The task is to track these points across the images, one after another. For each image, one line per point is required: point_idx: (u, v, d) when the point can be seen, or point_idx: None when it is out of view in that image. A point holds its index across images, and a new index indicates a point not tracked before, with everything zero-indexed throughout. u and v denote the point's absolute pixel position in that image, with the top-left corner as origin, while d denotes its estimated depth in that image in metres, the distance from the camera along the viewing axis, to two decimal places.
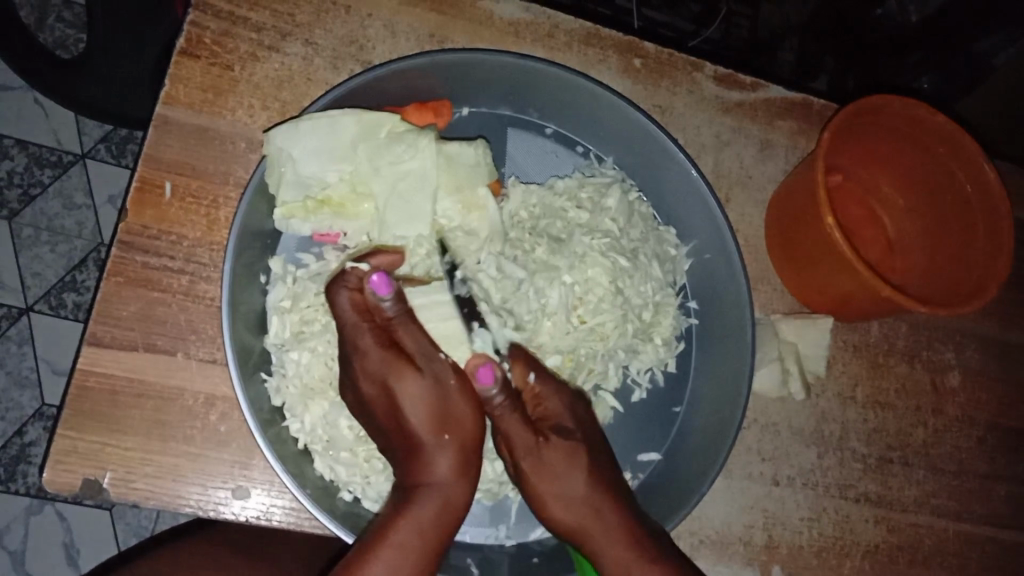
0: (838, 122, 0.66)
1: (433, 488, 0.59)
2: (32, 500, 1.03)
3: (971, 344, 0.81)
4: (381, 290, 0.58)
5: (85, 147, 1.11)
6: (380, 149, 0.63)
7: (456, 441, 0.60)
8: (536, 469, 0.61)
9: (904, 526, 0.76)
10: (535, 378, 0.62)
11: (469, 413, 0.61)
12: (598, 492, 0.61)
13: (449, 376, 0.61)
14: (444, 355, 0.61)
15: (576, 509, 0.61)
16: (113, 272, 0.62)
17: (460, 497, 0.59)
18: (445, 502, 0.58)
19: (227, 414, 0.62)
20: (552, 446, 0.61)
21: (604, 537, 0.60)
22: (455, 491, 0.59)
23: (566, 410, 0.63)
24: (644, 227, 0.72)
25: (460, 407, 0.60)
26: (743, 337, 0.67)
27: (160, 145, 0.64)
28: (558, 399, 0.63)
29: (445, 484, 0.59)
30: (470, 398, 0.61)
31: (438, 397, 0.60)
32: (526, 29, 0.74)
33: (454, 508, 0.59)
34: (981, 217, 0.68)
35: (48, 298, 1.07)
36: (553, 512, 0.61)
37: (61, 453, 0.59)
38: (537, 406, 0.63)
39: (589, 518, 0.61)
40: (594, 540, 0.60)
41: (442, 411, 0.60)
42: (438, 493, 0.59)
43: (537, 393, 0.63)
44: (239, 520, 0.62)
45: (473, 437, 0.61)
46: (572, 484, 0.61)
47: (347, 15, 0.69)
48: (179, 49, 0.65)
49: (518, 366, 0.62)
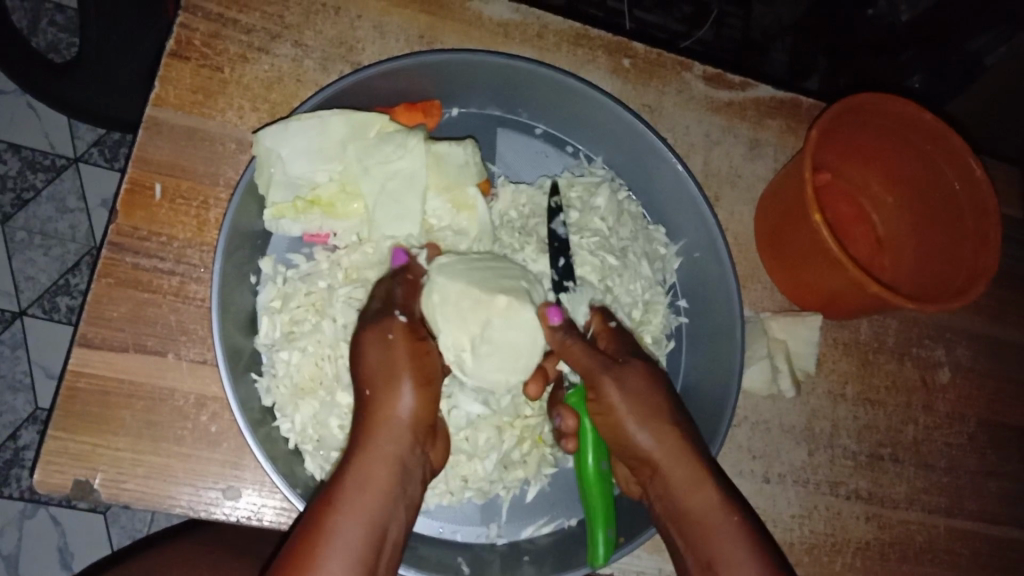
0: (827, 120, 0.66)
1: (356, 466, 0.55)
2: (26, 503, 1.03)
3: (961, 342, 0.82)
4: (398, 260, 0.64)
5: (78, 151, 1.11)
6: (369, 150, 0.63)
7: (383, 413, 0.57)
8: (617, 388, 0.59)
9: (895, 522, 0.76)
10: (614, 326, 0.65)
11: (400, 382, 0.57)
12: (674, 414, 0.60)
13: (392, 331, 0.58)
14: (400, 315, 0.59)
15: (659, 428, 0.59)
16: (103, 274, 0.62)
17: (388, 474, 0.55)
18: (369, 479, 0.55)
19: (217, 414, 0.62)
20: (632, 368, 0.61)
21: (680, 460, 0.58)
22: (381, 463, 0.55)
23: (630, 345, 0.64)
24: (633, 226, 0.72)
25: (392, 372, 0.57)
26: (733, 337, 0.67)
27: (151, 147, 0.64)
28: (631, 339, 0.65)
29: (369, 460, 0.55)
30: (409, 359, 0.58)
31: (367, 358, 0.58)
32: (515, 30, 0.74)
33: (382, 487, 0.55)
34: (970, 215, 0.68)
35: (41, 302, 1.07)
36: (636, 427, 0.59)
37: (52, 454, 0.59)
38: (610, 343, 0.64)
39: (669, 435, 0.59)
40: (670, 461, 0.59)
41: (370, 376, 0.57)
42: (359, 469, 0.55)
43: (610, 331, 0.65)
44: (230, 520, 0.62)
45: (404, 409, 0.57)
46: (653, 402, 0.60)
47: (337, 17, 0.70)
48: (169, 50, 0.66)
49: (598, 316, 0.66)
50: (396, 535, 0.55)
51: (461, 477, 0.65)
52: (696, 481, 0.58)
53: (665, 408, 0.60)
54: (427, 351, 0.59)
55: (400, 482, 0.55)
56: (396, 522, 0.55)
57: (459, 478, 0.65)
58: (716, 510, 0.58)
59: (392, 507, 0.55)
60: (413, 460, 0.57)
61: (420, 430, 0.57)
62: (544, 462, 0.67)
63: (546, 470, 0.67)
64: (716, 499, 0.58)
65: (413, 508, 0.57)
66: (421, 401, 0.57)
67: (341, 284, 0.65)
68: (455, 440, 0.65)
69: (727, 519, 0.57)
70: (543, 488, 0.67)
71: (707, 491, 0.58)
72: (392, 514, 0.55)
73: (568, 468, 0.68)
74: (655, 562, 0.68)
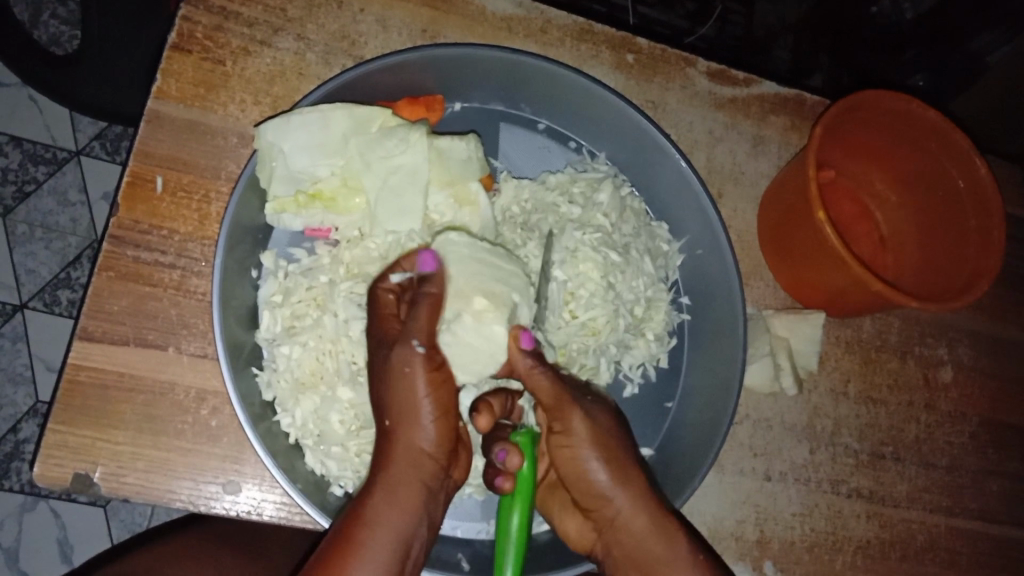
0: (831, 117, 0.66)
1: (378, 495, 0.54)
2: (26, 497, 1.02)
3: (963, 340, 0.82)
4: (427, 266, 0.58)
5: (80, 144, 1.11)
6: (371, 144, 0.63)
7: (406, 442, 0.55)
8: (583, 422, 0.58)
9: (896, 521, 0.76)
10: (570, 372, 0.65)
11: (423, 413, 0.55)
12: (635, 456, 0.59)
13: (412, 364, 0.54)
14: (420, 346, 0.54)
15: (622, 468, 0.58)
16: (105, 267, 0.61)
17: (411, 503, 0.54)
18: (391, 509, 0.53)
19: (218, 409, 0.62)
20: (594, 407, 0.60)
21: (642, 504, 0.58)
22: (404, 484, 0.54)
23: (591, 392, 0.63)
24: (636, 222, 0.72)
25: (415, 403, 0.55)
26: (736, 333, 0.67)
27: (152, 140, 0.64)
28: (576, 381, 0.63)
29: (390, 490, 0.54)
30: (431, 391, 0.55)
31: (392, 387, 0.55)
32: (519, 25, 0.74)
33: (404, 513, 0.54)
34: (974, 213, 0.68)
35: (42, 295, 1.07)
36: (597, 467, 0.58)
37: (52, 447, 0.59)
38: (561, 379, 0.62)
39: (633, 476, 0.58)
40: (631, 504, 0.57)
41: (393, 407, 0.55)
42: (381, 499, 0.54)
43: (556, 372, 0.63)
44: (230, 515, 0.62)
45: (428, 438, 0.55)
46: (618, 443, 0.59)
47: (340, 11, 0.70)
48: (171, 43, 0.65)
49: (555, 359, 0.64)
50: (418, 558, 0.55)
51: None
52: (658, 524, 0.57)
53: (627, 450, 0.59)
54: (440, 382, 0.56)
55: (422, 510, 0.54)
56: (418, 542, 0.54)
57: None
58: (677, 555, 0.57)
59: (415, 535, 0.54)
60: (436, 485, 0.56)
61: (444, 456, 0.56)
62: None
63: None
64: (684, 546, 0.58)
65: (434, 529, 0.56)
66: (445, 429, 0.55)
67: (342, 279, 0.65)
68: None
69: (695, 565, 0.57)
70: None
71: (671, 535, 0.57)
72: (416, 541, 0.54)
73: None
74: None
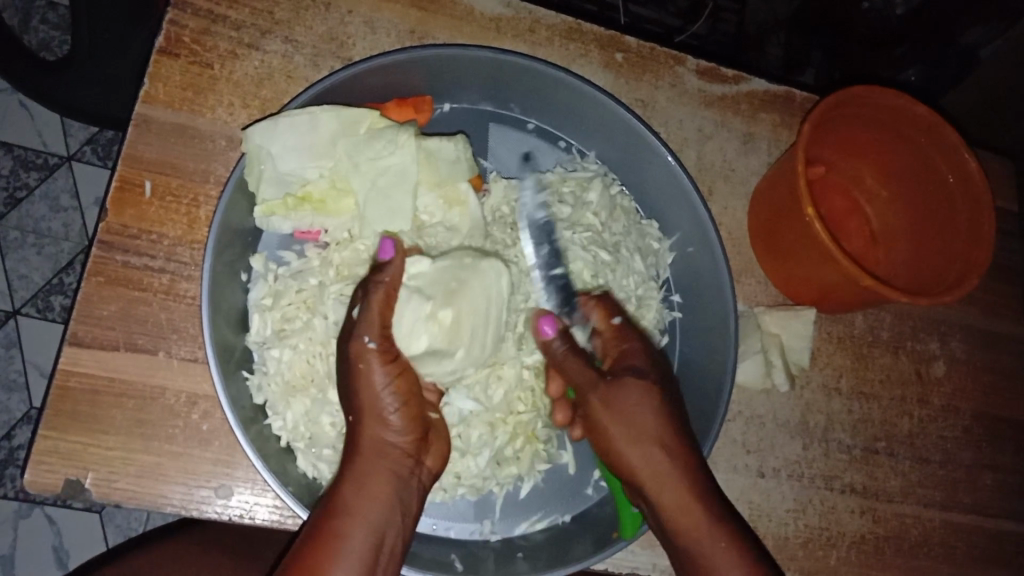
0: (820, 114, 0.66)
1: (349, 485, 0.55)
2: (20, 503, 1.02)
3: (956, 335, 0.82)
4: (385, 255, 0.60)
5: (71, 149, 1.11)
6: (359, 146, 0.62)
7: (372, 433, 0.56)
8: (607, 408, 0.61)
9: (890, 516, 0.76)
10: (618, 321, 0.65)
11: (386, 403, 0.56)
12: (667, 434, 0.60)
13: (366, 358, 0.55)
14: (370, 339, 0.56)
15: (643, 446, 0.60)
16: (94, 272, 0.61)
17: (381, 490, 0.55)
18: (363, 498, 0.55)
19: (209, 412, 0.62)
20: (627, 383, 0.61)
21: (663, 483, 0.59)
22: (374, 473, 0.56)
23: (640, 353, 0.63)
24: (626, 221, 0.72)
25: (376, 394, 0.56)
26: (727, 332, 0.67)
27: (140, 144, 0.64)
28: (639, 343, 0.64)
29: (360, 479, 0.55)
30: (391, 381, 0.56)
31: (354, 381, 0.56)
32: (507, 25, 0.74)
33: (376, 501, 0.55)
34: (964, 208, 0.68)
35: (35, 301, 1.07)
36: (621, 448, 0.60)
37: (43, 454, 0.59)
38: (616, 348, 0.64)
39: (655, 453, 0.60)
40: (653, 482, 0.59)
41: (355, 401, 0.56)
42: (353, 488, 0.55)
43: (619, 332, 0.64)
44: (222, 518, 0.62)
45: (392, 429, 0.57)
46: (642, 422, 0.60)
47: (327, 13, 0.69)
48: (158, 47, 0.65)
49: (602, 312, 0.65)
50: (395, 546, 0.56)
51: (453, 474, 0.65)
52: (678, 502, 0.59)
53: (655, 429, 0.60)
54: (402, 372, 0.57)
55: (395, 498, 0.56)
56: (394, 529, 0.56)
57: (453, 475, 0.65)
58: (706, 532, 0.58)
59: (389, 521, 0.55)
60: (407, 474, 0.57)
61: (412, 446, 0.57)
62: (537, 457, 0.67)
63: (539, 466, 0.67)
64: (708, 523, 0.58)
65: (411, 518, 0.57)
66: (408, 419, 0.57)
67: (332, 281, 0.65)
68: None
69: (712, 543, 0.58)
70: (537, 484, 0.67)
71: (692, 513, 0.59)
72: (390, 528, 0.55)
73: (560, 464, 0.68)
74: (649, 558, 0.68)
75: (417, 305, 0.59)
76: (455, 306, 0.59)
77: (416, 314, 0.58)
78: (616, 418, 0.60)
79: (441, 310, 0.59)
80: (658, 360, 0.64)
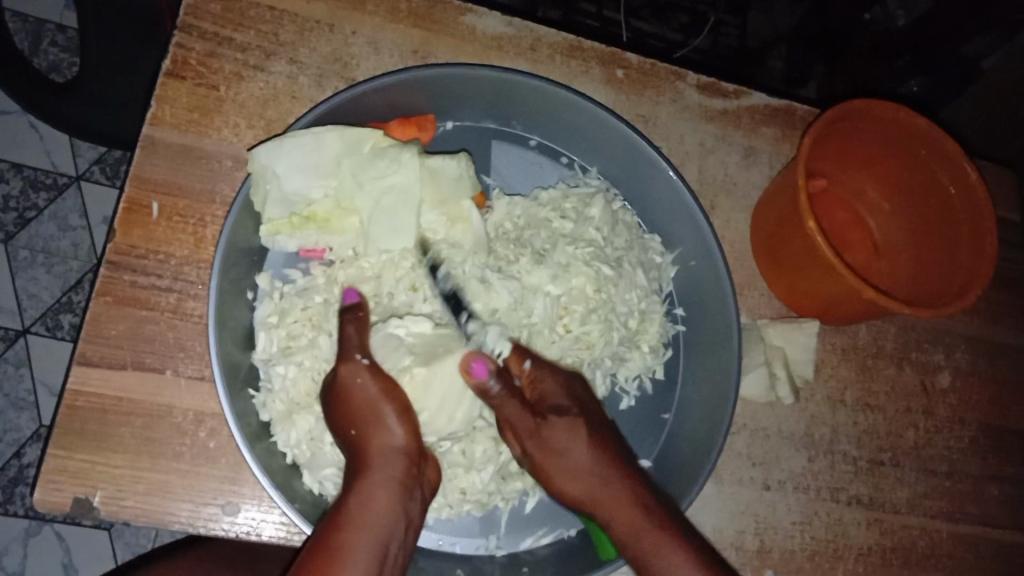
0: (820, 126, 0.66)
1: (355, 494, 0.56)
2: (30, 520, 1.03)
3: (961, 346, 0.82)
4: (350, 300, 0.62)
5: (80, 169, 1.12)
6: (363, 165, 0.63)
7: (375, 446, 0.57)
8: (536, 447, 0.61)
9: (896, 528, 0.76)
10: (530, 364, 0.63)
11: (386, 414, 0.58)
12: (601, 461, 0.60)
13: (360, 374, 0.58)
14: (364, 358, 0.59)
15: (582, 479, 0.60)
16: (102, 292, 0.62)
17: (388, 498, 0.56)
18: (369, 507, 0.55)
19: (216, 430, 0.62)
20: (551, 423, 0.60)
21: (615, 508, 0.59)
22: (377, 486, 0.56)
23: (561, 390, 0.63)
24: (628, 236, 0.73)
25: (375, 407, 0.57)
26: (730, 343, 0.67)
27: (147, 165, 0.65)
28: (554, 382, 0.63)
29: (366, 487, 0.56)
30: (385, 394, 0.58)
31: (348, 397, 0.58)
32: (509, 44, 0.75)
33: (380, 513, 0.55)
34: (966, 218, 0.68)
35: (44, 320, 1.08)
36: (563, 486, 0.61)
37: (51, 472, 0.59)
38: (532, 389, 0.63)
39: (596, 486, 0.60)
40: (603, 509, 0.59)
41: (355, 416, 0.57)
42: (359, 498, 0.55)
43: (532, 376, 0.63)
44: (229, 535, 0.62)
45: (395, 438, 0.58)
46: (575, 455, 0.60)
47: (331, 34, 0.70)
48: (165, 70, 0.66)
49: (515, 354, 0.63)
50: (398, 556, 0.56)
51: (459, 491, 0.65)
52: (629, 524, 0.58)
53: (587, 458, 0.60)
54: (398, 387, 0.60)
55: (400, 509, 0.56)
56: (397, 540, 0.56)
57: (458, 491, 0.65)
58: (663, 549, 0.57)
59: (394, 529, 0.55)
60: (411, 484, 0.58)
61: (414, 454, 0.59)
62: None
63: None
64: (652, 533, 0.58)
65: (413, 529, 0.58)
66: (408, 428, 0.59)
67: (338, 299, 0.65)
68: (450, 454, 0.64)
69: (654, 551, 0.57)
70: (542, 499, 0.68)
71: (642, 537, 0.58)
72: (394, 539, 0.55)
73: None
74: None
75: (398, 356, 0.61)
76: (431, 367, 0.60)
77: (393, 365, 0.61)
78: (548, 458, 0.60)
79: (415, 367, 0.61)
80: (577, 391, 0.64)
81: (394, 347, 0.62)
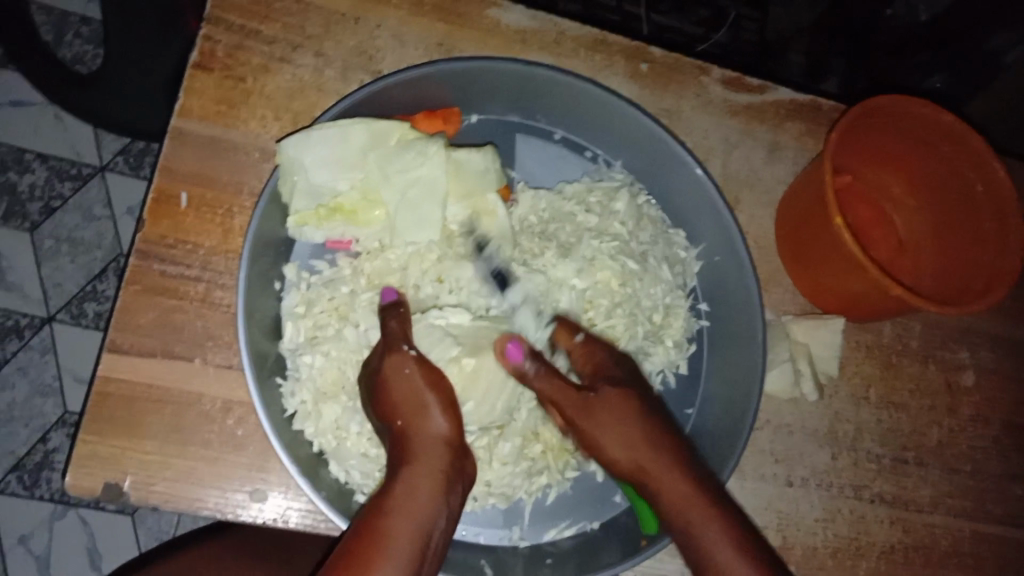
0: (848, 121, 0.65)
1: (401, 482, 0.56)
2: (55, 505, 1.04)
3: (985, 344, 0.81)
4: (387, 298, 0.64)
5: (104, 160, 1.13)
6: (390, 157, 0.64)
7: (419, 436, 0.58)
8: (586, 416, 0.61)
9: (919, 526, 0.75)
10: (582, 339, 0.65)
11: (430, 406, 0.59)
12: (652, 428, 0.60)
13: (407, 366, 0.60)
14: (410, 350, 0.61)
15: (630, 445, 0.59)
16: (131, 281, 0.63)
17: (433, 486, 0.56)
18: (415, 495, 0.56)
19: (243, 418, 0.63)
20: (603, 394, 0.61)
21: (664, 474, 0.58)
22: (421, 473, 0.57)
23: (613, 362, 0.64)
24: (653, 231, 0.73)
25: (419, 399, 0.59)
26: (755, 340, 0.67)
27: (176, 156, 0.65)
28: (607, 354, 0.64)
29: (411, 475, 0.56)
30: (429, 386, 0.59)
31: (392, 388, 0.59)
32: (533, 37, 0.75)
33: (424, 501, 0.56)
34: (991, 215, 0.67)
35: (69, 308, 1.09)
36: (610, 451, 0.60)
37: (83, 457, 0.60)
38: (588, 362, 0.64)
39: (642, 451, 0.59)
40: (650, 474, 0.58)
41: (399, 406, 0.59)
42: (403, 486, 0.56)
43: (585, 349, 0.65)
44: (257, 522, 0.63)
45: (439, 430, 0.59)
46: (625, 422, 0.60)
47: (357, 26, 0.71)
48: (193, 62, 0.67)
49: (566, 331, 0.66)
50: (439, 546, 0.56)
51: (484, 483, 0.65)
52: (675, 494, 0.57)
53: (637, 425, 0.60)
54: (442, 378, 0.61)
55: (443, 500, 0.56)
56: (439, 528, 0.56)
57: (484, 484, 0.65)
58: (710, 521, 0.56)
59: (437, 517, 0.56)
60: (454, 477, 0.58)
61: (457, 446, 0.59)
62: (566, 465, 0.68)
63: (567, 474, 0.68)
64: (700, 503, 0.56)
65: (454, 521, 0.58)
66: (451, 421, 0.59)
67: (363, 289, 0.66)
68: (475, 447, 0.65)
69: (705, 523, 0.56)
70: (564, 492, 0.68)
71: (688, 508, 0.56)
72: (436, 528, 0.55)
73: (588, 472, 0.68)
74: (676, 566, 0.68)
75: (445, 346, 0.63)
76: (480, 357, 0.63)
77: (440, 357, 0.62)
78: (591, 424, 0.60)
79: (465, 357, 0.62)
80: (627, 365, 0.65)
81: (439, 338, 0.63)
